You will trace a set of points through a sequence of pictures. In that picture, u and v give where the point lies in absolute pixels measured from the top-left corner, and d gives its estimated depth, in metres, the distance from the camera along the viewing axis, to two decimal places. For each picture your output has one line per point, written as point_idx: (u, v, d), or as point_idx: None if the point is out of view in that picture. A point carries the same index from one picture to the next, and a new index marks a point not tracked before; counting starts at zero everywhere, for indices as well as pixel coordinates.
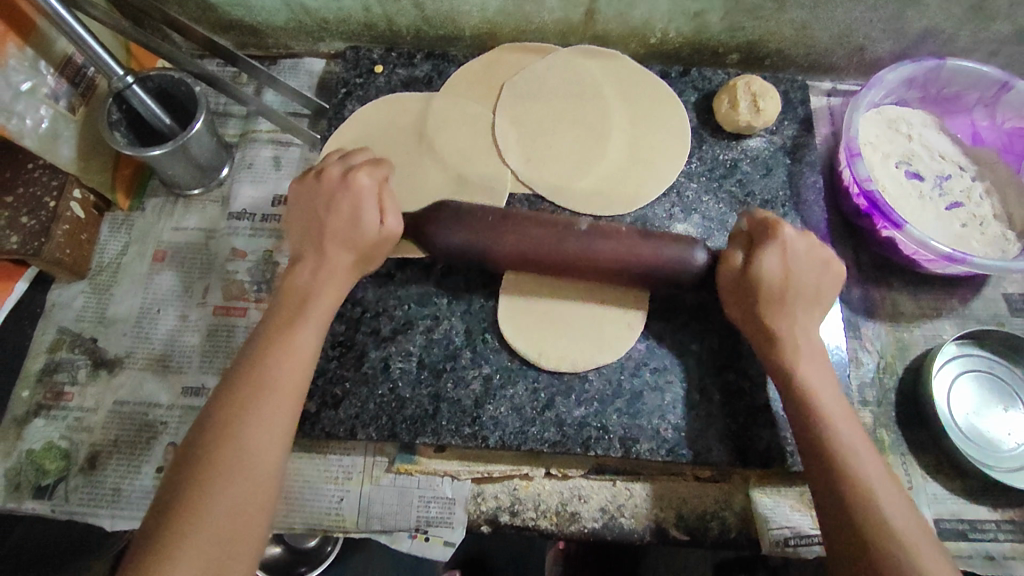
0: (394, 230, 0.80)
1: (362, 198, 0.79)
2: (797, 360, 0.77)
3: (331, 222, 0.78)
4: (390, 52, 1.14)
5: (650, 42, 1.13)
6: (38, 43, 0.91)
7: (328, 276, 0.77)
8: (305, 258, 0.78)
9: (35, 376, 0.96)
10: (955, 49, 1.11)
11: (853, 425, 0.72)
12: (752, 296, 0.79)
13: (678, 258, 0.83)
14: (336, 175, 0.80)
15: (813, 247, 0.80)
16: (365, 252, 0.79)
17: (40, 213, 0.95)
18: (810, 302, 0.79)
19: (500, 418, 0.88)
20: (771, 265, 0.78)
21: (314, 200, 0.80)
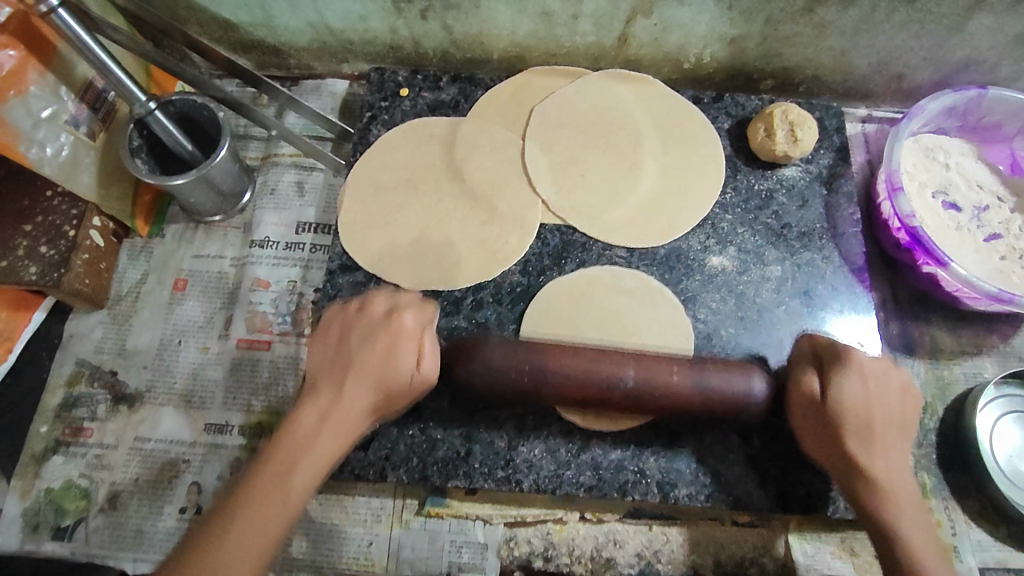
0: (428, 377, 0.74)
1: (398, 343, 0.73)
2: (884, 495, 0.71)
3: (362, 355, 0.72)
4: (416, 74, 1.11)
5: (683, 67, 1.10)
6: (59, 68, 0.87)
7: (340, 416, 0.69)
8: (321, 392, 0.71)
9: (53, 412, 0.93)
10: (997, 77, 1.08)
11: (918, 524, 0.69)
12: (835, 434, 0.73)
13: (735, 388, 0.77)
14: (376, 313, 0.75)
15: (887, 371, 0.76)
16: (392, 395, 0.72)
17: (60, 242, 0.93)
18: (898, 434, 0.74)
19: (534, 461, 0.85)
20: (851, 391, 0.73)
21: (347, 332, 0.74)
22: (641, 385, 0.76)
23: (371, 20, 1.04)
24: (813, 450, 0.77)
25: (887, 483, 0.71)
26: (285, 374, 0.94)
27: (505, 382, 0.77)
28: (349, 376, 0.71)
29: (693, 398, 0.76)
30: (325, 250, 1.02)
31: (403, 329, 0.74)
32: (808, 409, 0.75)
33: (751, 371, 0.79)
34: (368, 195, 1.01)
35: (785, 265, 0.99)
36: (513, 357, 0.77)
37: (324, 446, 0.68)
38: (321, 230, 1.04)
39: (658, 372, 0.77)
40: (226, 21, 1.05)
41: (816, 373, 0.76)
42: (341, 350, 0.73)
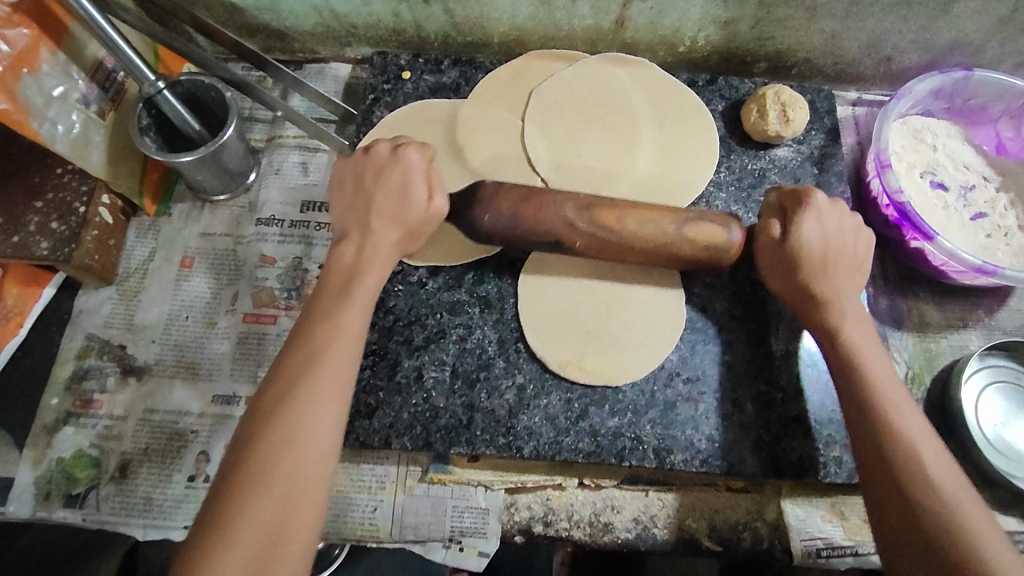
0: (440, 208, 0.80)
1: (409, 175, 0.80)
2: (862, 363, 0.75)
3: (377, 195, 0.80)
4: (418, 57, 1.13)
5: (679, 51, 1.13)
6: (69, 48, 0.90)
7: (373, 250, 0.78)
8: (348, 239, 0.79)
9: (63, 384, 0.95)
10: (982, 60, 1.12)
11: (908, 403, 0.72)
12: (793, 265, 0.79)
13: (717, 238, 0.82)
14: (386, 150, 0.82)
15: (844, 213, 0.82)
16: (411, 233, 0.80)
17: (70, 218, 0.94)
18: (852, 269, 0.81)
19: (535, 428, 0.87)
20: (810, 232, 0.80)
21: (364, 175, 0.81)
22: (643, 224, 0.81)
23: (374, 4, 1.07)
24: (776, 286, 0.83)
25: (873, 375, 0.74)
26: None
27: (513, 206, 0.81)
28: (370, 211, 0.80)
29: (660, 250, 0.83)
30: (329, 227, 1.04)
31: (410, 160, 0.81)
32: (773, 249, 0.81)
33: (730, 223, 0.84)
34: None
35: None
36: (524, 219, 0.82)
37: (334, 369, 0.69)
38: (326, 209, 1.06)
39: (653, 216, 0.82)
40: (231, 4, 1.07)
41: (780, 217, 0.82)
42: (363, 195, 0.81)
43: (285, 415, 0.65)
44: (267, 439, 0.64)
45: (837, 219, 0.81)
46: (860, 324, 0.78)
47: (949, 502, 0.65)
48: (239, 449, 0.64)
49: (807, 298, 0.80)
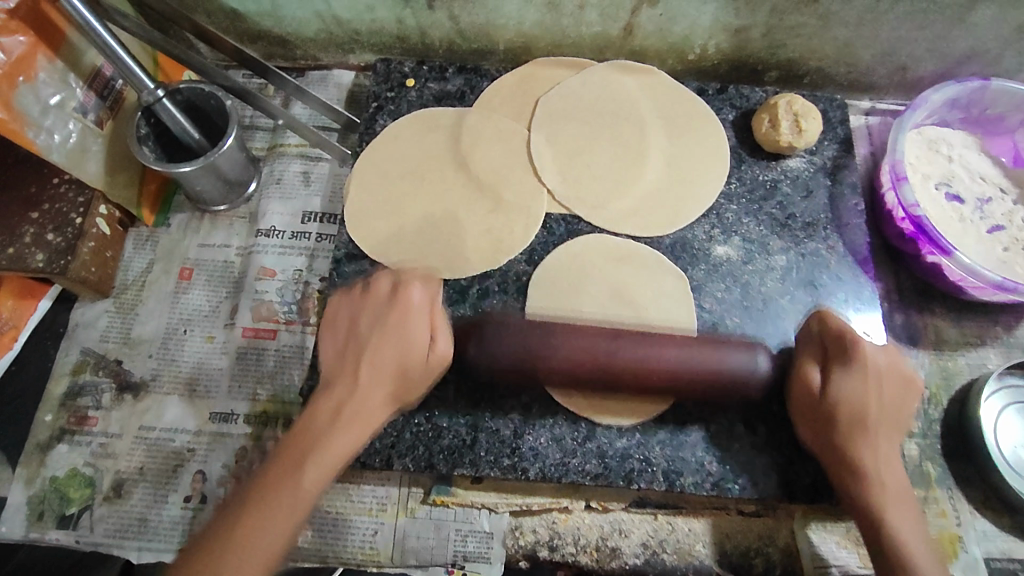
0: (444, 354, 0.77)
1: (408, 317, 0.77)
2: (879, 489, 0.74)
3: (373, 345, 0.75)
4: (421, 65, 1.11)
5: (689, 58, 1.11)
6: (67, 55, 0.88)
7: (360, 406, 0.72)
8: (338, 383, 0.73)
9: (58, 400, 0.93)
10: (1000, 69, 1.09)
11: (915, 529, 0.72)
12: (826, 422, 0.77)
13: (740, 364, 0.78)
14: (385, 291, 0.79)
15: (894, 364, 0.78)
16: (404, 376, 0.75)
17: (67, 229, 0.92)
18: (897, 420, 0.76)
19: (541, 449, 0.85)
20: (848, 388, 0.76)
21: (357, 317, 0.78)
22: (637, 358, 0.77)
23: (378, 10, 1.04)
24: (806, 437, 0.81)
25: (881, 479, 0.74)
26: (291, 363, 0.94)
27: (514, 351, 0.78)
28: (363, 358, 0.74)
29: (680, 371, 0.77)
30: (330, 239, 1.02)
31: (411, 307, 0.78)
32: (807, 406, 0.79)
33: (755, 348, 0.81)
34: (374, 185, 1.01)
35: (790, 255, 0.99)
36: (517, 352, 0.78)
37: (342, 436, 0.70)
38: (327, 220, 1.04)
39: (658, 342, 0.78)
40: (231, 10, 1.05)
41: (818, 365, 0.79)
42: (355, 340, 0.76)
43: (281, 503, 0.66)
44: (262, 517, 0.65)
45: (883, 360, 0.77)
46: (887, 443, 0.76)
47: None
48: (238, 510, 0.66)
49: (841, 458, 0.76)
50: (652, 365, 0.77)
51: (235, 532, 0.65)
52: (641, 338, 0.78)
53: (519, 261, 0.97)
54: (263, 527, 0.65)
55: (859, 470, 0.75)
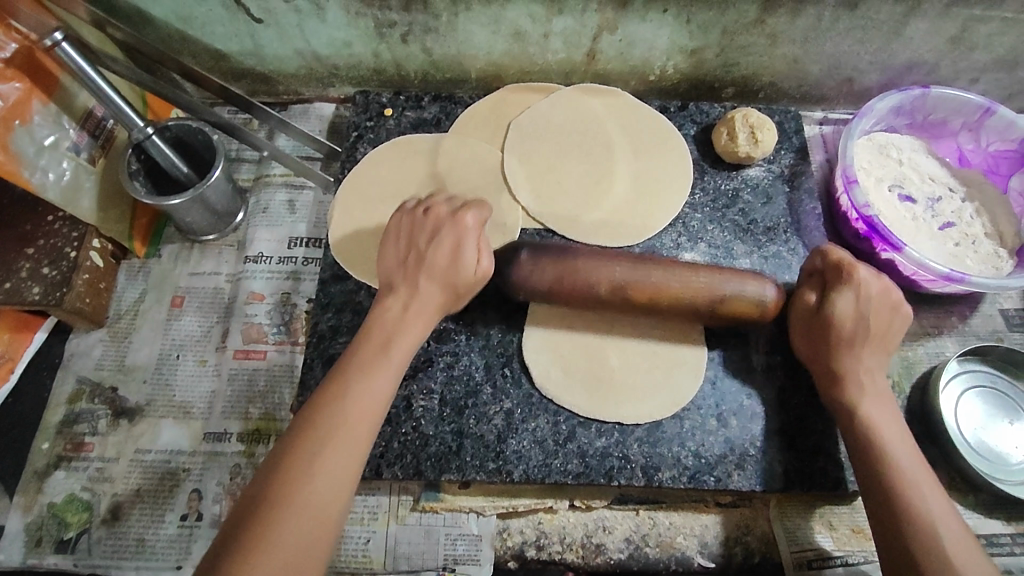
0: (486, 269, 0.82)
1: (463, 240, 0.81)
2: (869, 405, 0.79)
3: (430, 254, 0.80)
4: (398, 95, 1.17)
5: (650, 79, 1.18)
6: (61, 99, 0.93)
7: (420, 308, 0.79)
8: (398, 292, 0.80)
9: (55, 428, 0.96)
10: (938, 77, 1.17)
11: (908, 449, 0.75)
12: (823, 328, 0.82)
13: (751, 292, 0.83)
14: (442, 212, 0.83)
15: (885, 289, 0.81)
16: (453, 291, 0.80)
17: (61, 263, 0.97)
18: (881, 344, 0.81)
19: (524, 452, 0.88)
20: (843, 304, 0.81)
21: (415, 232, 0.82)
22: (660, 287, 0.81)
23: (355, 46, 1.11)
24: (802, 353, 0.86)
25: (873, 410, 0.78)
26: (282, 381, 0.98)
27: (549, 281, 0.82)
28: (420, 271, 0.79)
29: (690, 303, 0.82)
30: (317, 262, 1.07)
31: (465, 227, 0.81)
32: (806, 322, 0.85)
33: (765, 280, 0.85)
34: (357, 208, 1.05)
35: (753, 258, 1.05)
36: (542, 285, 0.83)
37: (399, 357, 0.75)
38: (313, 244, 1.09)
39: (688, 272, 0.83)
40: (215, 50, 1.12)
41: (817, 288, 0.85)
42: (412, 252, 0.81)
43: (353, 402, 0.70)
44: (349, 406, 0.70)
45: (875, 287, 0.81)
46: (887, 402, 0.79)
47: (916, 497, 0.71)
48: (309, 425, 0.68)
49: (832, 378, 0.81)
50: (663, 298, 0.82)
51: (315, 427, 0.67)
52: (656, 262, 0.84)
53: None
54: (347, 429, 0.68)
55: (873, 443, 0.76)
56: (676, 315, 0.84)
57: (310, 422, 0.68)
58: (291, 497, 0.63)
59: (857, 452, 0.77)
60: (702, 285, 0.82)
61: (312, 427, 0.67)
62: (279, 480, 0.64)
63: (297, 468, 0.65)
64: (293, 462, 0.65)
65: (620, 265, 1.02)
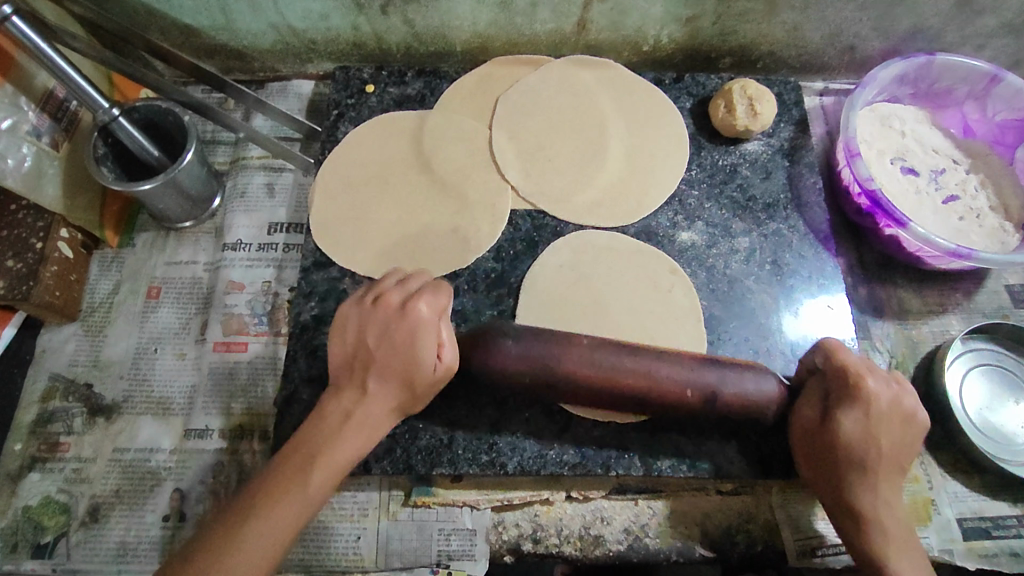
0: (450, 364, 0.73)
1: (416, 335, 0.71)
2: (862, 476, 0.72)
3: (376, 315, 0.72)
4: (381, 70, 1.11)
5: (644, 49, 1.13)
6: (17, 79, 0.87)
7: (368, 414, 0.70)
8: (346, 390, 0.71)
9: (27, 428, 0.92)
10: (944, 44, 1.12)
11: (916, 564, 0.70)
12: (829, 457, 0.73)
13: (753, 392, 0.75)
14: (393, 304, 0.73)
15: (897, 404, 0.73)
16: (412, 398, 0.73)
17: (26, 255, 0.92)
18: (894, 469, 0.73)
19: (518, 443, 0.85)
20: (850, 424, 0.72)
21: (364, 330, 0.72)
22: (656, 379, 0.74)
23: (332, 19, 1.05)
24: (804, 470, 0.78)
25: (872, 513, 0.71)
26: (264, 374, 0.94)
27: (522, 370, 0.74)
28: (371, 365, 0.71)
29: (684, 392, 0.74)
30: (298, 249, 1.02)
31: (421, 322, 0.72)
32: (805, 433, 0.76)
33: (765, 373, 0.78)
34: (338, 193, 1.01)
35: (753, 237, 1.01)
36: (530, 355, 0.74)
37: (362, 433, 0.70)
38: (293, 230, 1.04)
39: (675, 366, 0.75)
40: (184, 26, 1.06)
41: (821, 403, 0.75)
42: (361, 349, 0.72)
43: (290, 493, 0.65)
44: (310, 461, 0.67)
45: (886, 400, 0.72)
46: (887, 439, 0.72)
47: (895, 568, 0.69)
48: (239, 514, 0.64)
49: (828, 469, 0.74)
50: (659, 386, 0.74)
51: (249, 518, 0.63)
52: (659, 356, 0.75)
53: (487, 259, 0.98)
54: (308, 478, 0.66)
55: (862, 522, 0.72)
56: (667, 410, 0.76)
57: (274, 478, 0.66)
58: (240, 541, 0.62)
59: (830, 503, 0.75)
60: (694, 387, 0.74)
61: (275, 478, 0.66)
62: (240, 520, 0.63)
63: (217, 561, 0.61)
64: (249, 513, 0.64)
65: (613, 237, 0.99)
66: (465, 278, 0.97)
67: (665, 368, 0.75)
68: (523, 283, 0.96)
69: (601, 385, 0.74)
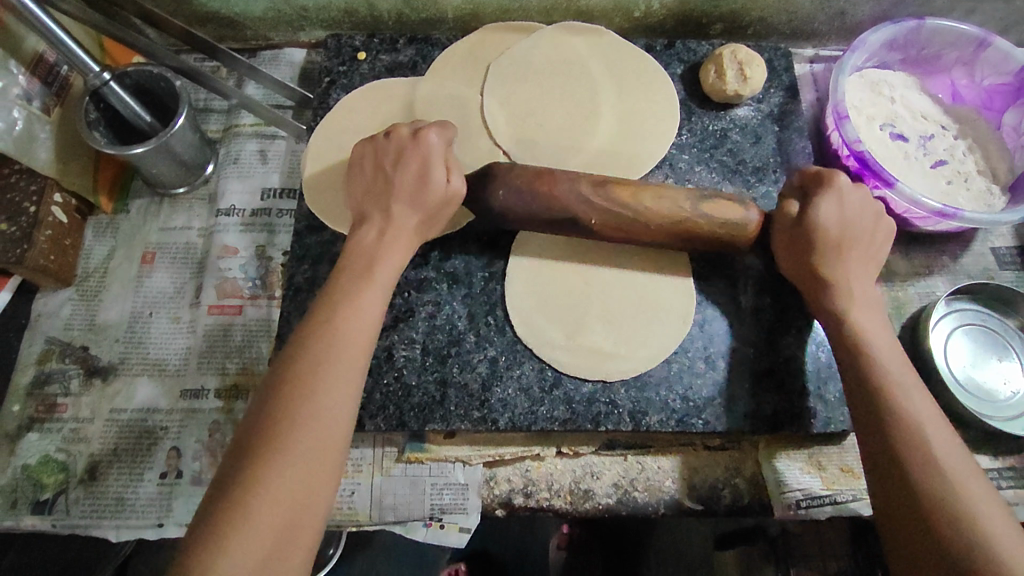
0: (457, 188, 0.80)
1: (427, 159, 0.80)
2: (845, 293, 0.78)
3: (397, 166, 0.82)
4: (372, 37, 1.11)
5: (635, 16, 1.13)
6: (6, 42, 0.88)
7: (395, 232, 0.79)
8: (373, 220, 0.80)
9: (25, 390, 0.93)
10: (933, 10, 1.13)
11: (931, 408, 0.69)
12: (807, 242, 0.80)
13: (736, 218, 0.83)
14: (404, 134, 0.83)
15: (867, 199, 0.82)
16: (428, 218, 0.81)
17: (20, 218, 0.93)
18: (866, 263, 0.81)
19: (509, 400, 0.86)
20: (829, 211, 0.80)
21: (383, 163, 0.81)
22: (664, 220, 0.82)
23: None
24: (783, 268, 0.84)
25: (864, 329, 0.75)
26: (259, 336, 0.95)
27: (523, 207, 0.82)
28: (387, 192, 0.80)
29: (673, 221, 0.82)
30: (291, 214, 1.03)
31: (429, 145, 0.81)
32: (787, 236, 0.82)
33: (749, 211, 0.84)
34: (330, 156, 1.01)
35: (742, 200, 1.02)
36: (535, 210, 0.82)
37: (363, 330, 0.71)
38: (287, 196, 1.05)
39: (676, 204, 0.82)
40: None
41: (797, 197, 0.83)
42: (379, 173, 0.82)
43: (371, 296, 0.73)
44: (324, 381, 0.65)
45: (854, 192, 0.82)
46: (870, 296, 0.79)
47: (904, 400, 0.70)
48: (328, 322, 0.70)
49: (804, 268, 0.80)
50: (650, 214, 0.82)
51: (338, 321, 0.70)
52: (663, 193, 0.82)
53: None
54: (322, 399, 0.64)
55: (864, 368, 0.73)
56: (677, 229, 0.83)
57: (283, 405, 0.63)
58: (271, 477, 0.59)
59: (847, 377, 0.74)
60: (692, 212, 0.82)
61: (287, 395, 0.64)
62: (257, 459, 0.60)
63: (328, 353, 0.67)
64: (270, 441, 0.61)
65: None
66: None
67: (657, 201, 0.82)
68: (514, 243, 0.93)
69: (605, 207, 0.81)
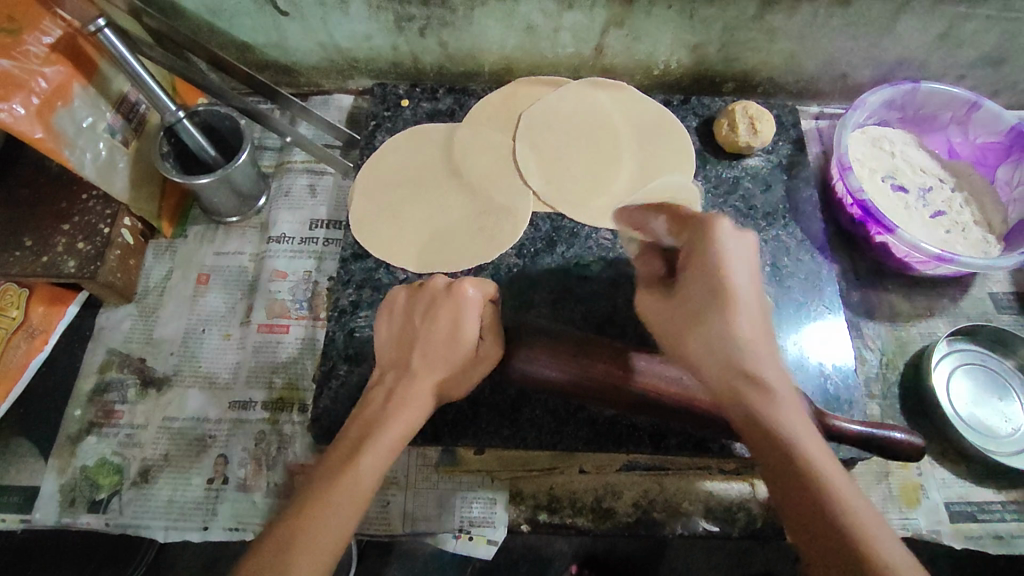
0: (490, 352, 0.81)
1: (462, 311, 0.77)
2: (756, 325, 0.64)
3: (427, 331, 0.77)
4: (415, 87, 1.23)
5: (654, 73, 1.24)
6: (98, 84, 0.99)
7: (408, 391, 0.73)
8: (391, 371, 0.76)
9: (86, 396, 1.00)
10: (928, 74, 1.23)
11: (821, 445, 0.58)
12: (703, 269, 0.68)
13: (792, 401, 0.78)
14: (440, 285, 0.80)
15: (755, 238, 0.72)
16: (453, 374, 0.77)
17: (95, 238, 1.01)
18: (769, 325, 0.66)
19: (537, 419, 0.92)
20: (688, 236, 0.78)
21: (414, 311, 0.79)
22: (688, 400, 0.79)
23: (375, 39, 1.17)
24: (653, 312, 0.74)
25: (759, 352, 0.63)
26: (304, 354, 1.02)
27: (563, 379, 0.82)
28: (417, 347, 0.76)
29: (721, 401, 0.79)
30: (337, 243, 1.12)
31: (465, 299, 0.78)
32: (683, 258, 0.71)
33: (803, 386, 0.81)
34: (377, 193, 1.11)
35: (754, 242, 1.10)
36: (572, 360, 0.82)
37: (397, 426, 0.69)
38: (333, 226, 1.14)
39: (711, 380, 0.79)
40: (242, 43, 1.18)
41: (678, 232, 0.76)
42: (410, 332, 0.78)
43: (367, 452, 0.66)
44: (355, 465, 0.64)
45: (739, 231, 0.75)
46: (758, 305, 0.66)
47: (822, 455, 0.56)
48: (329, 473, 0.64)
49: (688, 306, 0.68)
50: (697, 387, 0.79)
51: (342, 472, 0.63)
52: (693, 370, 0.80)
53: (510, 254, 1.07)
54: (347, 482, 0.63)
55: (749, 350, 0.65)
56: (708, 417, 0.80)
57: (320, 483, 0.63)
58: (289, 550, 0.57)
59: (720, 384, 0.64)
60: None
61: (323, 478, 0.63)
62: (282, 536, 0.58)
63: (316, 509, 0.60)
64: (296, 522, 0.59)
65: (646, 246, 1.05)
66: (490, 271, 1.06)
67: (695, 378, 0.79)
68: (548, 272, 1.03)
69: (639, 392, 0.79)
